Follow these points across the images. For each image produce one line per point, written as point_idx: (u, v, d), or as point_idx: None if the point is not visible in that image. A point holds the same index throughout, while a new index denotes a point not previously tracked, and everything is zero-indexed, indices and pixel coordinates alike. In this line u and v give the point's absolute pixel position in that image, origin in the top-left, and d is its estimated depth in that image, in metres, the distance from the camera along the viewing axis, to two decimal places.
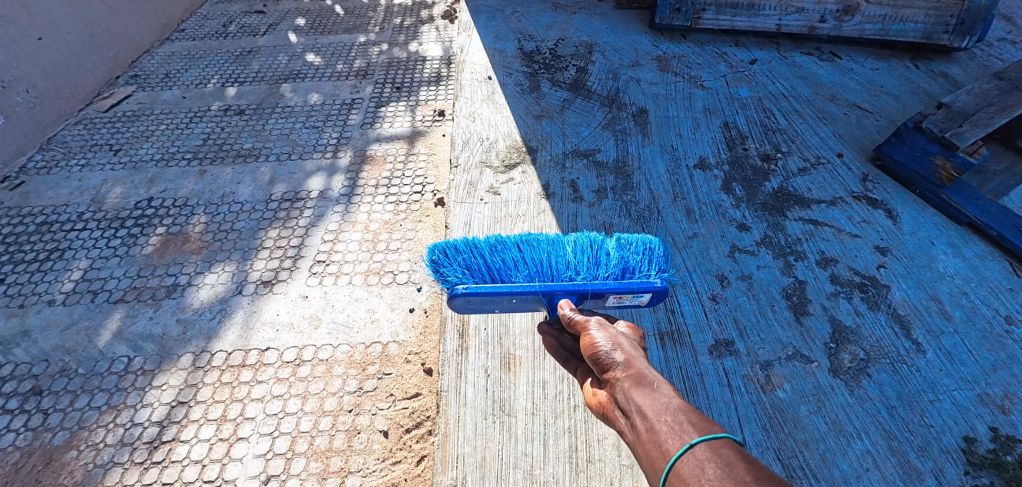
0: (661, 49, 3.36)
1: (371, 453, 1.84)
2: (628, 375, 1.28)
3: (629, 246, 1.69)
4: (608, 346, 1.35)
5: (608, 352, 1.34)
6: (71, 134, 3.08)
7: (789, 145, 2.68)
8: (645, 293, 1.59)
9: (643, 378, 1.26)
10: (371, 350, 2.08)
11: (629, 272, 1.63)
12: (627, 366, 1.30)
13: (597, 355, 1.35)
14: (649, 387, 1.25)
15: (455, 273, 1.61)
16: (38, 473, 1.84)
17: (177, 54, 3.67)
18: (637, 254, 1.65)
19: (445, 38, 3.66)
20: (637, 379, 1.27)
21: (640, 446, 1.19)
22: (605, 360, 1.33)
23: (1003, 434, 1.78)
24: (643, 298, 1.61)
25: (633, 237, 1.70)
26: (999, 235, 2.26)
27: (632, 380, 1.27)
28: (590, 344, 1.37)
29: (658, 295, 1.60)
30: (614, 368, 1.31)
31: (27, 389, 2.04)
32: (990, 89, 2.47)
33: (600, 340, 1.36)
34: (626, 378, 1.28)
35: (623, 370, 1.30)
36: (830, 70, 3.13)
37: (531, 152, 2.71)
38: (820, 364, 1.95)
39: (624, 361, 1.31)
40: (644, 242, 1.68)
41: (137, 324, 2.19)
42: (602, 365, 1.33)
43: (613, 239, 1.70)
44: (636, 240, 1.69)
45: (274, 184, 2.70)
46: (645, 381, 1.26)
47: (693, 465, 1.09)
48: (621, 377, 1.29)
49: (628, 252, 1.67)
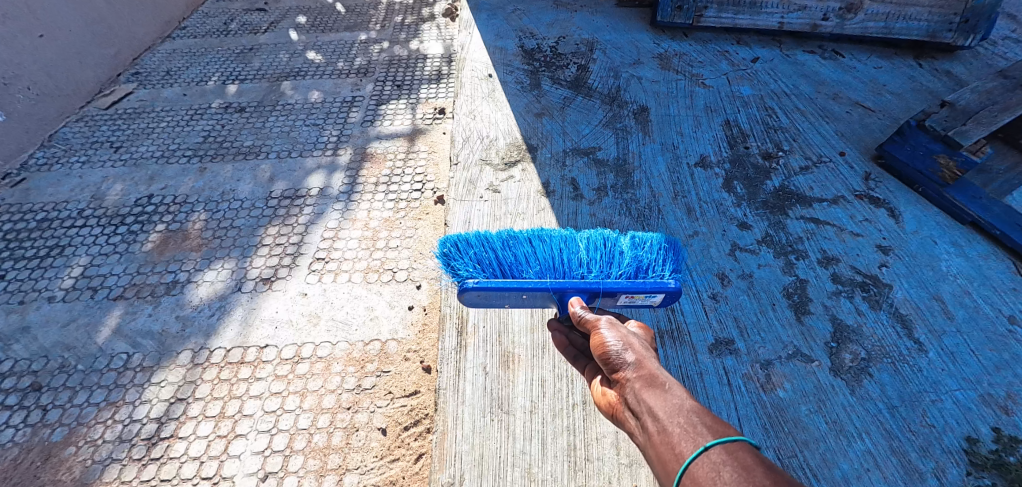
0: (662, 47, 3.35)
1: (369, 451, 1.84)
2: (639, 376, 1.28)
3: (643, 244, 1.68)
4: (618, 346, 1.35)
5: (619, 352, 1.34)
6: (73, 131, 3.08)
7: (791, 144, 2.67)
8: (657, 293, 1.58)
9: (655, 379, 1.25)
10: (371, 347, 2.08)
11: (642, 272, 1.62)
12: (638, 366, 1.29)
13: (607, 355, 1.34)
14: (661, 388, 1.23)
15: (465, 267, 1.61)
16: (37, 469, 1.84)
17: (178, 52, 3.66)
18: (651, 253, 1.65)
19: (446, 36, 3.65)
20: (648, 380, 1.26)
21: (651, 448, 1.18)
22: (616, 360, 1.33)
23: (1005, 435, 1.77)
24: (655, 298, 1.61)
25: (646, 237, 1.70)
26: (1002, 234, 2.24)
27: (643, 381, 1.26)
28: (600, 343, 1.37)
29: (670, 296, 1.59)
30: (624, 368, 1.31)
31: (27, 385, 2.04)
32: (994, 87, 2.45)
33: (611, 339, 1.36)
34: (636, 379, 1.27)
35: (634, 370, 1.29)
36: (833, 68, 3.11)
37: (531, 150, 2.71)
38: (820, 363, 1.94)
39: (635, 362, 1.31)
40: (659, 241, 1.68)
41: (136, 321, 2.19)
42: (612, 365, 1.33)
43: (627, 238, 1.70)
44: (650, 239, 1.69)
45: (274, 182, 2.70)
46: (657, 382, 1.25)
47: (708, 468, 1.08)
48: (632, 377, 1.28)
49: (642, 251, 1.66)
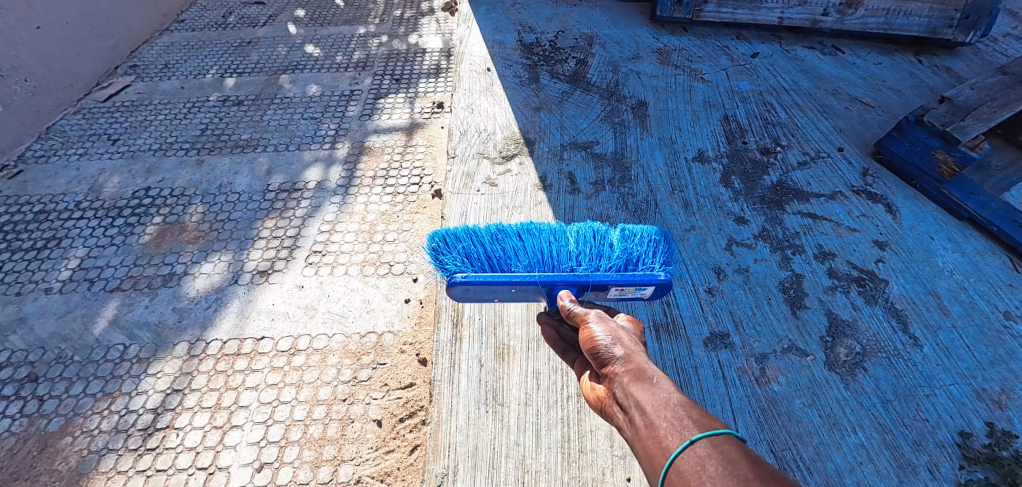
0: (661, 41, 3.34)
1: (364, 442, 1.84)
2: (627, 370, 1.28)
3: (633, 237, 1.69)
4: (608, 340, 1.35)
5: (608, 346, 1.34)
6: (70, 124, 3.08)
7: (789, 139, 2.67)
8: (648, 286, 1.58)
9: (643, 373, 1.26)
10: (366, 340, 2.08)
11: (632, 265, 1.63)
12: (627, 361, 1.30)
13: (596, 349, 1.35)
14: (648, 382, 1.24)
15: (454, 262, 1.62)
16: (32, 458, 1.85)
17: (176, 45, 3.65)
18: (640, 246, 1.66)
19: (445, 30, 3.64)
20: (636, 374, 1.26)
21: (639, 442, 1.19)
22: (604, 355, 1.34)
23: (998, 429, 1.77)
24: (645, 291, 1.60)
25: (636, 229, 1.70)
26: (999, 230, 2.24)
27: (631, 375, 1.27)
28: (589, 338, 1.37)
29: (661, 289, 1.59)
30: (613, 363, 1.31)
31: (23, 376, 2.05)
32: (994, 83, 2.44)
33: (600, 333, 1.37)
34: (625, 373, 1.28)
35: (622, 365, 1.30)
36: (833, 64, 3.11)
37: (529, 144, 2.70)
38: (816, 358, 1.95)
39: (624, 356, 1.31)
40: (649, 234, 1.69)
41: (132, 312, 2.20)
42: (601, 359, 1.34)
43: (617, 230, 1.71)
44: (640, 232, 1.69)
45: (272, 175, 2.70)
46: (645, 376, 1.25)
47: (693, 462, 1.08)
48: (621, 371, 1.29)
49: (632, 243, 1.67)
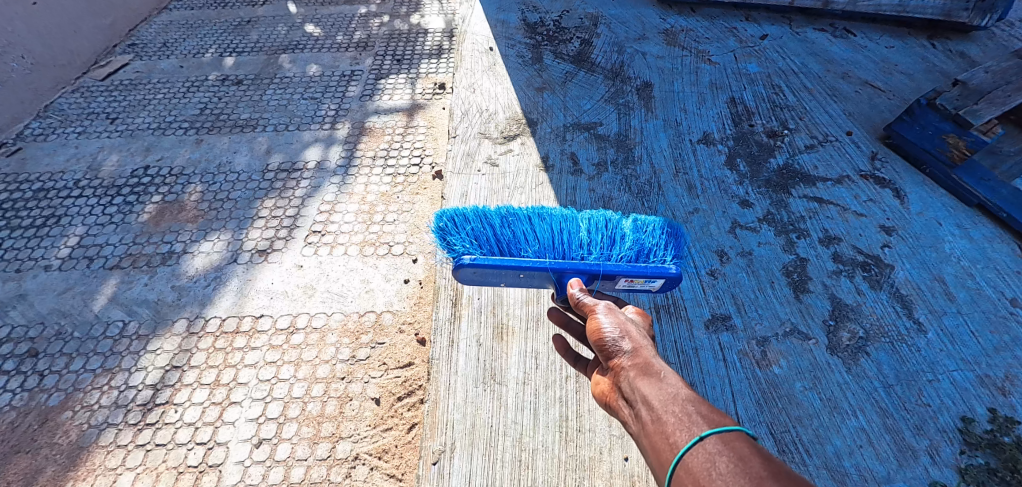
0: (669, 22, 3.28)
1: (362, 420, 1.85)
2: (634, 364, 1.26)
3: (645, 228, 1.66)
4: (614, 333, 1.32)
5: (615, 339, 1.31)
6: (68, 102, 3.05)
7: (797, 122, 2.62)
8: (658, 279, 1.55)
9: (650, 368, 1.23)
10: (365, 319, 2.08)
11: (643, 256, 1.60)
12: (634, 355, 1.27)
13: (603, 341, 1.32)
14: (656, 377, 1.22)
15: (462, 243, 1.58)
16: (33, 432, 1.86)
17: (175, 24, 3.61)
18: (652, 237, 1.63)
19: (448, 10, 3.59)
20: (643, 369, 1.24)
21: (645, 437, 1.17)
22: (611, 347, 1.31)
23: (1001, 415, 1.75)
24: (655, 284, 1.58)
25: (649, 219, 1.67)
26: (1009, 217, 2.21)
27: (638, 369, 1.24)
28: (596, 329, 1.34)
29: (671, 282, 1.56)
30: (620, 356, 1.29)
31: (23, 351, 2.06)
32: (1009, 67, 2.37)
33: (607, 325, 1.34)
34: (631, 367, 1.25)
35: (629, 358, 1.27)
36: (843, 46, 3.04)
37: (531, 124, 2.67)
38: (818, 341, 1.93)
39: (631, 350, 1.28)
40: (661, 226, 1.66)
41: (131, 290, 2.20)
42: (607, 352, 1.31)
43: (630, 220, 1.68)
44: (653, 223, 1.67)
45: (271, 155, 2.68)
46: (651, 370, 1.23)
47: (703, 459, 1.06)
48: (627, 365, 1.26)
49: (644, 234, 1.64)
